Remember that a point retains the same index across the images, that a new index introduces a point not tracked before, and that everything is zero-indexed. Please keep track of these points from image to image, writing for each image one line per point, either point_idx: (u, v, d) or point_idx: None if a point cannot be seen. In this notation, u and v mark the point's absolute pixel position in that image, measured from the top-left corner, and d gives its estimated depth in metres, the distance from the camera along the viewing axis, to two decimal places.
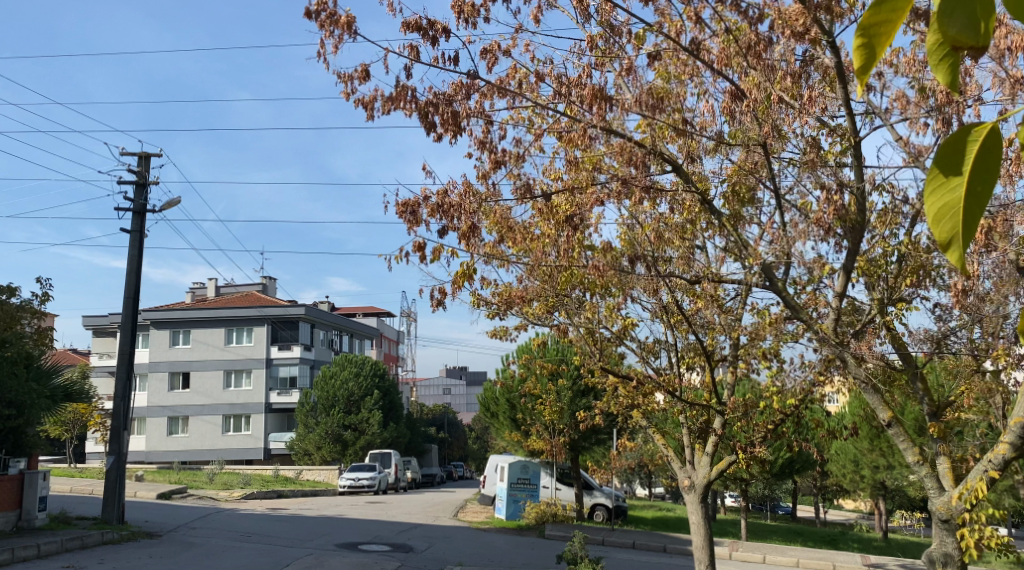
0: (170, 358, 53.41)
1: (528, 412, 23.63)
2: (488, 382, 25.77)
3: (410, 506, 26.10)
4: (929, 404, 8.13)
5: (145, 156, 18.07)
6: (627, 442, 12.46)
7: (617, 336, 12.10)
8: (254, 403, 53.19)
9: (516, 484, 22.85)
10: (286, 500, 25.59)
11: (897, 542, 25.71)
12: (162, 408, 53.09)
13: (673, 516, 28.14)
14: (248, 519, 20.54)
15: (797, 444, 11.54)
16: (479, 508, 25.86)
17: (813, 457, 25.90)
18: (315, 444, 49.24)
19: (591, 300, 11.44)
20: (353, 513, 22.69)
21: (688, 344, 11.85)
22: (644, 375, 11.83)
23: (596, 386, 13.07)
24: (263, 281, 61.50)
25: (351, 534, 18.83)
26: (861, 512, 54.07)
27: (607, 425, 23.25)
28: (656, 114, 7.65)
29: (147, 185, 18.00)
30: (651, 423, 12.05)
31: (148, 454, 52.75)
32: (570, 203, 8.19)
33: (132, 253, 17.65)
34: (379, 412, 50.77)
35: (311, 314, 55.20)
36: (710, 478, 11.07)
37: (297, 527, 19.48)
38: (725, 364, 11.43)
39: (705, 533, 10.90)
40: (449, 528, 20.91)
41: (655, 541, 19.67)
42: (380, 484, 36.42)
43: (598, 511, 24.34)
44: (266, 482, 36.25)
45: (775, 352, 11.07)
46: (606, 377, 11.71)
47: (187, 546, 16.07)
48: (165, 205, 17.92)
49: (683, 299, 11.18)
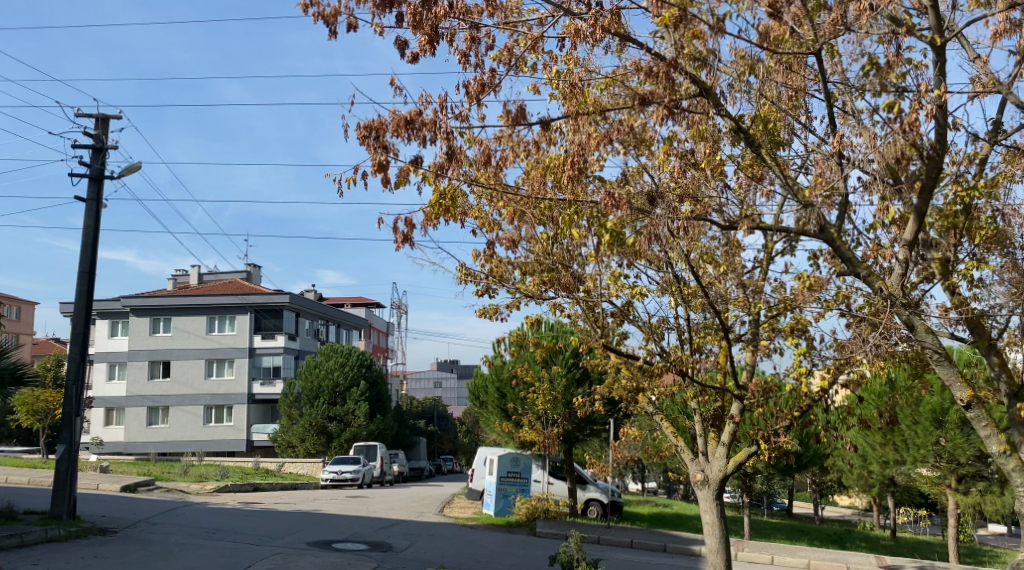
0: (150, 346, 51.89)
1: (519, 401, 22.23)
2: (477, 369, 24.36)
3: (393, 501, 24.65)
4: (1009, 384, 7.00)
5: (103, 118, 16.68)
6: (630, 431, 11.04)
7: (619, 314, 10.74)
8: (236, 394, 51.65)
9: (506, 479, 21.46)
10: (261, 493, 24.12)
11: (907, 542, 24.40)
12: (141, 398, 51.56)
13: (671, 512, 26.82)
14: (216, 513, 19.07)
15: (826, 434, 10.08)
16: (467, 503, 24.47)
17: (817, 452, 24.61)
18: (298, 436, 47.80)
19: (593, 266, 10.08)
20: (331, 508, 21.28)
21: (704, 321, 10.51)
22: (651, 356, 10.42)
23: (595, 367, 11.62)
24: (247, 269, 60.01)
25: (326, 531, 17.39)
26: (858, 508, 52.93)
27: (603, 415, 21.88)
28: (678, 17, 6.36)
29: (104, 149, 16.63)
30: (657, 408, 10.61)
31: (126, 445, 51.26)
32: (574, 137, 6.85)
33: (87, 222, 16.19)
34: (365, 403, 49.38)
35: (297, 302, 53.67)
36: (727, 472, 9.52)
37: (268, 523, 18.04)
38: (743, 345, 10.03)
39: (720, 535, 9.42)
40: (433, 525, 19.47)
41: (655, 540, 18.32)
42: (364, 477, 34.99)
43: (592, 506, 23.05)
44: (245, 475, 34.79)
45: (805, 326, 9.57)
46: (606, 355, 10.37)
47: (142, 544, 14.60)
48: (124, 171, 16.51)
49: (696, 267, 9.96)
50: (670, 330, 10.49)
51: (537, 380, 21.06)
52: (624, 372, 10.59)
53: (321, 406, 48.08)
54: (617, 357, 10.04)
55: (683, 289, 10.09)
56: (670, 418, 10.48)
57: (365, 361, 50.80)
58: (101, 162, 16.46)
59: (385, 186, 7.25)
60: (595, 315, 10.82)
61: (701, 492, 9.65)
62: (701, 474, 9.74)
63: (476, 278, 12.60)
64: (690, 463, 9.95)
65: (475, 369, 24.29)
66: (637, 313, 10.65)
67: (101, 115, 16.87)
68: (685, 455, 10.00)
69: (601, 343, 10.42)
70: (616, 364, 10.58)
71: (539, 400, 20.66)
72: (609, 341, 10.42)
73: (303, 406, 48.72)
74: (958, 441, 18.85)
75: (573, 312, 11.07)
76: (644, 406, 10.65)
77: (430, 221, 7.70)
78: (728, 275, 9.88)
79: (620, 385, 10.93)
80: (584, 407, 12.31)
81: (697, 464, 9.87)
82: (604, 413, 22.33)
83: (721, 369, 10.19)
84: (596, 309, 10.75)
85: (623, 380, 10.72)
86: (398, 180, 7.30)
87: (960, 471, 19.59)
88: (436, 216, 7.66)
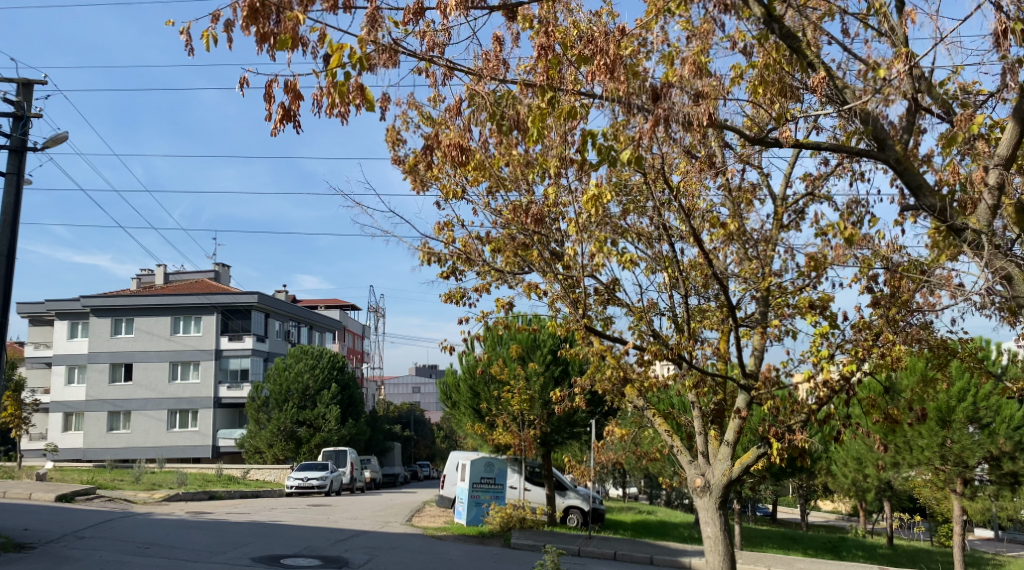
0: (111, 348, 49.89)
1: (493, 400, 20.64)
2: (449, 368, 22.71)
3: (358, 509, 23.02)
4: None
5: (27, 84, 15.19)
6: (617, 433, 9.43)
7: (600, 296, 9.16)
8: (201, 397, 49.66)
9: (479, 485, 19.81)
10: (216, 501, 22.40)
11: (906, 550, 23.00)
12: (102, 402, 49.56)
13: (655, 519, 25.34)
14: (158, 524, 17.39)
15: (857, 431, 8.35)
16: (437, 511, 22.86)
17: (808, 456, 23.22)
18: (266, 442, 45.96)
19: (574, 226, 8.60)
20: (288, 518, 19.67)
21: (706, 300, 8.96)
22: (640, 343, 8.83)
23: (577, 357, 10.07)
24: (214, 269, 58.21)
25: (276, 544, 15.73)
26: (842, 513, 51.78)
27: (585, 414, 20.38)
28: None
29: (27, 119, 15.15)
30: (649, 406, 9.04)
31: (86, 451, 49.27)
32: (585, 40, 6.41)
33: (7, 198, 14.54)
34: (337, 407, 47.61)
35: (265, 302, 51.88)
36: (732, 476, 7.90)
37: (214, 535, 16.35)
38: (752, 328, 8.42)
39: (725, 551, 7.86)
40: (398, 537, 17.82)
41: (640, 551, 16.81)
42: (332, 484, 33.27)
43: (572, 514, 21.49)
44: (206, 482, 33.02)
45: (826, 303, 7.96)
46: (580, 334, 8.83)
47: (60, 561, 12.96)
48: (49, 142, 14.93)
49: (701, 231, 8.54)
50: (665, 308, 8.91)
51: (513, 378, 19.47)
52: (609, 363, 9.02)
53: (290, 409, 46.28)
54: (600, 340, 8.57)
55: (692, 265, 8.71)
56: (663, 414, 8.90)
57: (336, 363, 48.99)
58: (23, 131, 14.86)
59: (270, 43, 6.04)
60: (576, 299, 9.35)
61: (702, 500, 8.03)
62: (702, 479, 8.12)
63: (443, 260, 11.26)
64: (686, 462, 8.36)
65: (448, 367, 22.70)
66: (618, 285, 9.13)
67: (24, 81, 15.26)
68: (681, 456, 8.39)
69: (582, 325, 8.91)
70: (595, 354, 9.02)
71: (514, 400, 19.09)
72: (586, 303, 8.82)
73: (271, 410, 46.93)
74: (966, 443, 17.46)
75: (551, 296, 9.69)
76: (633, 403, 9.11)
77: (328, 98, 6.10)
78: (731, 243, 8.41)
79: (602, 379, 9.37)
80: (562, 403, 10.70)
81: (697, 467, 8.23)
82: (585, 412, 20.82)
83: (725, 359, 8.67)
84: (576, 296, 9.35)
85: (607, 375, 9.22)
86: (285, 35, 6.08)
87: (969, 474, 18.19)
88: (341, 97, 6.10)
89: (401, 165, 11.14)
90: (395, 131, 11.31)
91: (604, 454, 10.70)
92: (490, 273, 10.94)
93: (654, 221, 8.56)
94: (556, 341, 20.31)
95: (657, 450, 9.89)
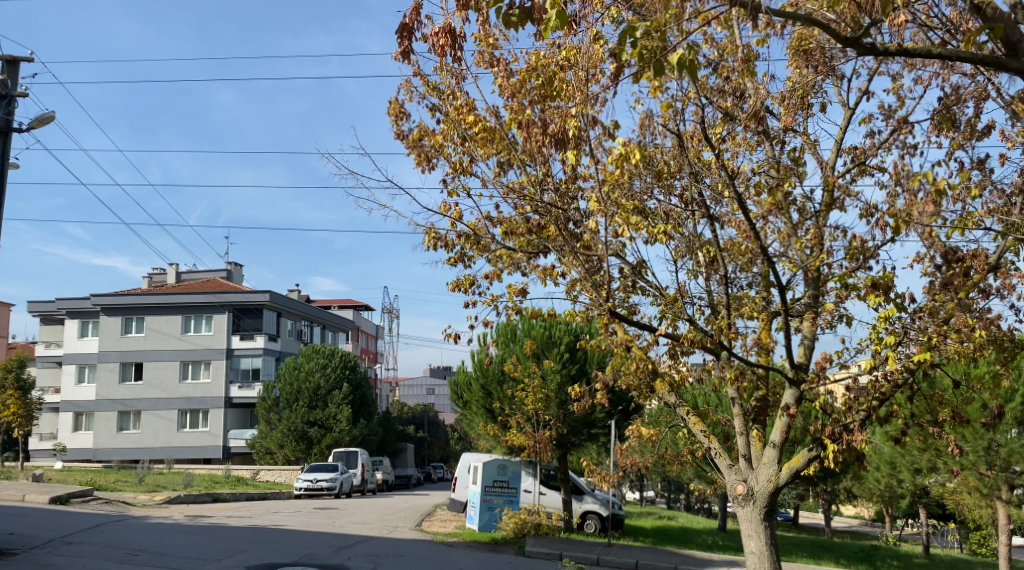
0: (121, 347, 49.22)
1: (507, 399, 19.65)
2: (461, 365, 21.77)
3: (367, 513, 22.10)
4: None
5: (13, 62, 14.39)
6: (644, 435, 8.37)
7: (624, 277, 8.09)
8: (212, 397, 48.90)
9: (491, 489, 18.84)
10: (218, 505, 21.51)
11: (943, 561, 21.81)
12: (112, 402, 48.93)
13: (676, 525, 24.26)
14: (153, 529, 16.53)
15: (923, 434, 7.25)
16: (449, 516, 21.90)
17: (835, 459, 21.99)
18: (277, 442, 45.20)
19: (595, 191, 7.56)
20: (291, 522, 18.78)
21: (746, 283, 7.91)
22: (671, 332, 7.77)
23: (601, 349, 9.08)
24: (226, 268, 57.54)
25: (274, 551, 14.81)
26: (866, 518, 50.40)
27: (603, 415, 19.44)
28: None
29: (11, 99, 14.32)
30: (680, 403, 8.01)
31: (96, 452, 48.58)
32: None
33: None
34: (348, 407, 46.70)
35: (277, 302, 51.10)
36: (779, 483, 6.87)
37: (210, 541, 15.45)
38: (801, 315, 7.30)
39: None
40: (405, 544, 16.86)
41: (663, 560, 15.80)
42: (342, 486, 32.33)
43: (590, 520, 20.51)
44: (214, 484, 32.15)
45: (889, 283, 6.83)
46: (604, 320, 7.82)
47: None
48: (35, 123, 14.10)
49: (743, 198, 7.46)
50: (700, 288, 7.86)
51: (527, 377, 18.44)
52: (635, 355, 8.00)
53: (301, 410, 45.49)
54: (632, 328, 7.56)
55: (734, 243, 7.65)
56: (697, 413, 7.85)
57: (348, 363, 48.13)
58: (7, 111, 14.06)
59: None
60: (597, 282, 8.34)
61: (743, 510, 7.03)
62: (743, 486, 7.10)
63: (452, 245, 10.43)
64: (722, 466, 7.36)
65: (459, 365, 21.71)
66: (645, 266, 8.12)
67: (9, 59, 14.45)
68: (718, 459, 7.38)
69: (606, 311, 7.89)
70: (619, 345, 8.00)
71: (529, 399, 18.06)
72: (611, 281, 7.76)
73: (282, 410, 46.18)
74: (1013, 446, 16.45)
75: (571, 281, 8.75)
76: (663, 399, 8.09)
77: None
78: (777, 215, 7.30)
79: (627, 374, 8.33)
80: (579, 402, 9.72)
81: (737, 472, 7.19)
82: (603, 412, 19.78)
83: (766, 350, 7.64)
84: (597, 279, 8.39)
85: (635, 369, 8.21)
86: None
87: (1017, 480, 17.06)
88: None
89: (404, 139, 10.31)
90: (399, 104, 10.40)
91: (627, 462, 9.64)
92: (501, 258, 10.04)
93: (685, 185, 7.61)
94: (573, 337, 19.29)
95: (689, 454, 8.84)
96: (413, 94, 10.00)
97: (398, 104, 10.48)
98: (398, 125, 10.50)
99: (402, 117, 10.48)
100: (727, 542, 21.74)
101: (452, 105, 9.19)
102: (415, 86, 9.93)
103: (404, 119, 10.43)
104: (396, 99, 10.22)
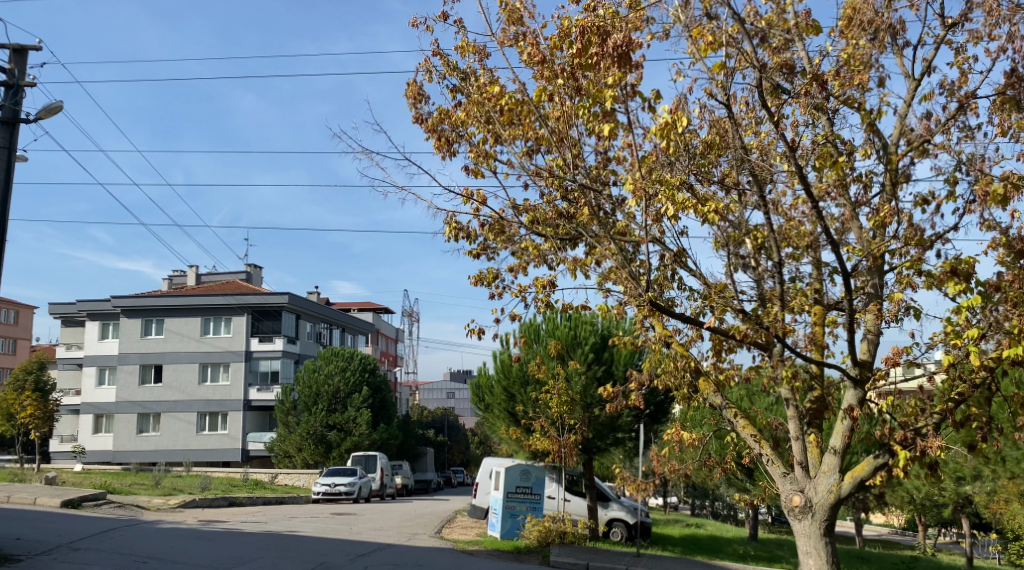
0: (141, 349, 48.93)
1: (530, 402, 18.95)
2: (481, 368, 21.11)
3: (386, 518, 21.45)
4: None
5: (21, 51, 13.88)
6: (686, 439, 7.70)
7: (663, 266, 7.44)
8: (231, 400, 48.48)
9: (514, 495, 18.15)
10: (233, 509, 20.92)
11: None
12: (132, 404, 48.62)
13: (704, 533, 23.46)
14: (165, 534, 15.95)
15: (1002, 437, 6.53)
16: (470, 523, 21.20)
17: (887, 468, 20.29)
18: (296, 445, 44.74)
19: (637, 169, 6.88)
20: (307, 528, 18.16)
21: (797, 272, 7.28)
22: (718, 328, 7.08)
23: (637, 348, 8.44)
24: (246, 270, 57.22)
25: (289, 559, 14.16)
26: (894, 528, 49.39)
27: (628, 418, 18.82)
28: None
29: (18, 89, 13.78)
30: (725, 405, 7.34)
31: (115, 454, 48.29)
32: None
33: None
34: (368, 411, 46.14)
35: (297, 304, 50.65)
36: (841, 494, 6.23)
37: (223, 548, 14.83)
38: (868, 304, 6.59)
39: None
40: (425, 552, 16.18)
41: None
42: (360, 491, 31.77)
43: (616, 528, 19.78)
44: (231, 487, 31.66)
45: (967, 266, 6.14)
46: (645, 312, 7.17)
47: None
48: (42, 113, 13.57)
49: (802, 173, 6.79)
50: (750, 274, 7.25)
51: (552, 379, 17.77)
52: (676, 351, 7.37)
53: (320, 413, 45.03)
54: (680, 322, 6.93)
55: (787, 226, 6.99)
56: (745, 415, 7.19)
57: (368, 366, 47.66)
58: (14, 101, 13.50)
59: None
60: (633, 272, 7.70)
61: (801, 523, 6.36)
62: (800, 497, 6.41)
63: (477, 238, 9.86)
64: (774, 474, 6.68)
65: (479, 366, 21.02)
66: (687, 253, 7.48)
67: (16, 48, 13.93)
68: (770, 467, 6.70)
69: (647, 303, 7.24)
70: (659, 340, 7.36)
71: (553, 401, 17.37)
72: (652, 269, 7.11)
73: (301, 413, 45.73)
74: None
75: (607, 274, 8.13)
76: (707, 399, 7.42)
77: None
78: (839, 194, 6.60)
79: (666, 372, 7.67)
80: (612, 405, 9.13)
81: (792, 482, 6.51)
82: (630, 414, 19.07)
83: (819, 346, 6.99)
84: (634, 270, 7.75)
85: (675, 367, 7.55)
86: None
87: None
88: None
89: (423, 123, 9.66)
90: (418, 85, 9.75)
91: (663, 470, 8.98)
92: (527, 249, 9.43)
93: (737, 162, 6.97)
94: (598, 337, 18.81)
95: (730, 461, 8.19)
96: (432, 75, 9.37)
97: (417, 86, 9.84)
98: (417, 108, 9.85)
99: (422, 99, 9.82)
100: (759, 552, 20.97)
101: (476, 85, 8.59)
102: (435, 65, 9.31)
103: (423, 101, 9.78)
104: (415, 80, 9.59)
